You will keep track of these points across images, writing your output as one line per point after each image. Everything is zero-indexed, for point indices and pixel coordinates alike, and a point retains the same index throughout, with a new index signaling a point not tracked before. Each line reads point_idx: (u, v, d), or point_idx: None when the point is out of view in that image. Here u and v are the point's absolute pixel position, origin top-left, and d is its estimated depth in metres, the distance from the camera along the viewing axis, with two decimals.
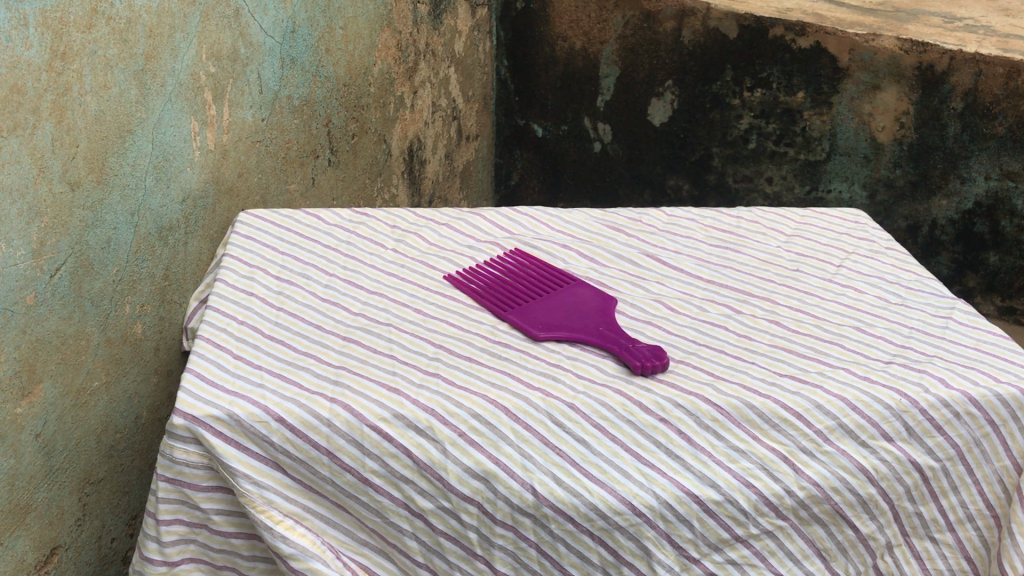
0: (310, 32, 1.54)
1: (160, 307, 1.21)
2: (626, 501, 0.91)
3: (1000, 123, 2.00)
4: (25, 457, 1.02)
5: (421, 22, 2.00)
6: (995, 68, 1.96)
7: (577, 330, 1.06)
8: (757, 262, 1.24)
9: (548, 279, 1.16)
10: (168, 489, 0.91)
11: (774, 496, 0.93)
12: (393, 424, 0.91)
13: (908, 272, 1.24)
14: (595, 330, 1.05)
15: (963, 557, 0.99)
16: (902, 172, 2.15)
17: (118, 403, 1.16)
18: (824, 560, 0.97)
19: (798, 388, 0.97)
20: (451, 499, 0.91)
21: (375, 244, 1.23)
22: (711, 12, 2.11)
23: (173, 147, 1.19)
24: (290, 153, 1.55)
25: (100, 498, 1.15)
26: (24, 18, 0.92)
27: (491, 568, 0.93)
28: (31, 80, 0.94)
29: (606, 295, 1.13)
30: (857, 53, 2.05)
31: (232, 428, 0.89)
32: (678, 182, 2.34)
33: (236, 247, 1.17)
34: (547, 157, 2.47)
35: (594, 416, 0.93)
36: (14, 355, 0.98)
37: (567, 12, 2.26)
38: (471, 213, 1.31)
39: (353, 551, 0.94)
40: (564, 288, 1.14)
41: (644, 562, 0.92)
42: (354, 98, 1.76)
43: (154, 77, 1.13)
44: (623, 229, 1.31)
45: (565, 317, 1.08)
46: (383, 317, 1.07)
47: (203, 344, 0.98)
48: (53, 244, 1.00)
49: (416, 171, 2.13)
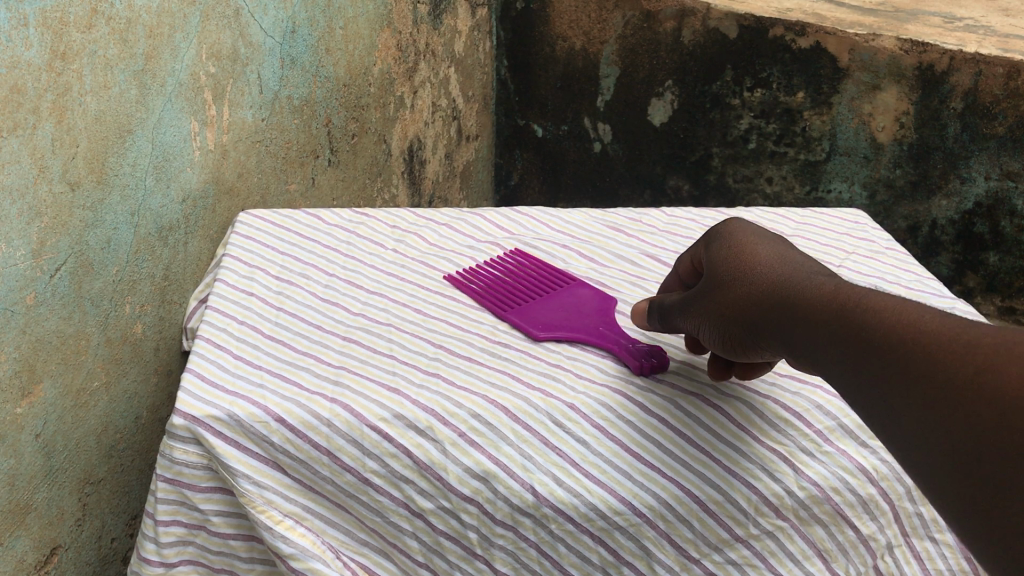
0: (310, 32, 1.54)
1: (160, 308, 1.21)
2: (626, 501, 0.91)
3: (1000, 123, 2.00)
4: (26, 457, 1.01)
5: (421, 22, 2.00)
6: (995, 68, 1.95)
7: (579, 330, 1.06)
8: None
9: (550, 278, 1.16)
10: (167, 489, 0.90)
11: (774, 496, 0.92)
12: (393, 423, 0.91)
13: (907, 273, 1.24)
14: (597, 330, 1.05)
15: (963, 558, 0.97)
16: (902, 172, 2.16)
17: (118, 403, 1.16)
18: (824, 560, 0.95)
19: (798, 388, 0.98)
20: (451, 499, 0.91)
21: (375, 244, 1.23)
22: (711, 12, 2.09)
23: (173, 147, 1.19)
24: (291, 154, 1.55)
25: (99, 498, 1.15)
26: (24, 18, 0.91)
27: (491, 568, 0.93)
28: (31, 80, 0.93)
29: (606, 295, 1.13)
30: (857, 53, 2.04)
31: (232, 428, 0.89)
32: (678, 182, 2.36)
33: (236, 247, 1.17)
34: (547, 157, 2.49)
35: (594, 416, 0.94)
36: (14, 355, 0.97)
37: (567, 12, 2.24)
38: (471, 214, 1.33)
39: (353, 551, 0.94)
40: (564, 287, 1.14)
41: (644, 562, 0.93)
42: (354, 98, 1.76)
43: (154, 77, 1.13)
44: (623, 229, 1.31)
45: (565, 316, 1.08)
46: (382, 317, 1.07)
47: (203, 344, 0.98)
48: (53, 244, 1.00)
49: (416, 171, 2.13)
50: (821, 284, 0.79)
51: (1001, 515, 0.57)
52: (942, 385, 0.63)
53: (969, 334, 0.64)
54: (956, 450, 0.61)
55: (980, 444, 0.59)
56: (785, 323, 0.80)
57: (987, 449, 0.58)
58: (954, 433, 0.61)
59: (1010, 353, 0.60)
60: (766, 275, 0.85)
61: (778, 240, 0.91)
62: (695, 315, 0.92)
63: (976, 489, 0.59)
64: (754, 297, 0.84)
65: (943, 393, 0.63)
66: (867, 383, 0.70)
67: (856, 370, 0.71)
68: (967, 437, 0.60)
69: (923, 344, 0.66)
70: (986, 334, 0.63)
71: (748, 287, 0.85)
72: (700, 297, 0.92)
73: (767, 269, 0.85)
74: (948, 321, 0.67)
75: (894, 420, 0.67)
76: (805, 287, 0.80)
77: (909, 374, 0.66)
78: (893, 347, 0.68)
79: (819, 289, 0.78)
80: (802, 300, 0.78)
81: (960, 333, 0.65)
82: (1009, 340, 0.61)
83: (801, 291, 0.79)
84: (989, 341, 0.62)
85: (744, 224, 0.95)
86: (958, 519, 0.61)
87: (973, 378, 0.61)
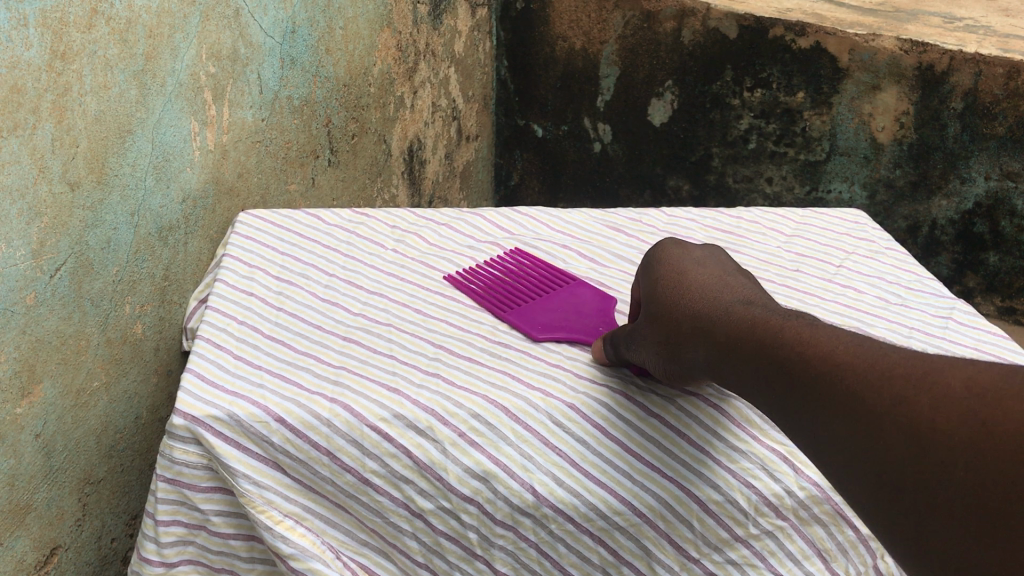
0: (310, 32, 1.54)
1: (160, 308, 1.22)
2: (626, 501, 0.92)
3: (1000, 123, 2.00)
4: (26, 457, 1.01)
5: (421, 22, 2.00)
6: (995, 69, 1.95)
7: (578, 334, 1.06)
8: (757, 262, 1.24)
9: (549, 278, 1.16)
10: (167, 489, 0.90)
11: (774, 496, 0.92)
12: (393, 423, 0.91)
13: (907, 272, 1.24)
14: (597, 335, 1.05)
15: None
16: (902, 172, 2.16)
17: (118, 403, 1.16)
18: (824, 560, 0.95)
19: None
20: (451, 499, 0.91)
21: (375, 244, 1.23)
22: (711, 12, 2.08)
23: (173, 147, 1.19)
24: (290, 154, 1.55)
25: (99, 498, 1.15)
26: (24, 18, 0.91)
27: (491, 568, 0.93)
28: (31, 80, 0.93)
29: (606, 295, 1.13)
30: (857, 53, 2.04)
31: (232, 428, 0.89)
32: (678, 182, 2.36)
33: (236, 247, 1.16)
34: (547, 157, 2.49)
35: (594, 416, 0.94)
36: (14, 355, 0.97)
37: (567, 12, 2.24)
38: (471, 214, 1.33)
39: (353, 551, 0.94)
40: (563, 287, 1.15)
41: (644, 562, 0.93)
42: (354, 98, 1.76)
43: (154, 77, 1.13)
44: (623, 230, 1.31)
45: (565, 318, 1.08)
46: (383, 317, 1.07)
47: (203, 344, 0.98)
48: (53, 244, 1.00)
49: (416, 171, 2.13)
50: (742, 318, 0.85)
51: (927, 538, 0.63)
52: (863, 416, 0.68)
53: (882, 366, 0.70)
54: (880, 477, 0.66)
55: (903, 473, 0.64)
56: (713, 356, 0.85)
57: (912, 479, 0.64)
58: (878, 463, 0.66)
59: (924, 386, 0.66)
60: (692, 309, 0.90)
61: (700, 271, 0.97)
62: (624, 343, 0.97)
63: (902, 514, 0.65)
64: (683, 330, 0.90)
65: (865, 424, 0.68)
66: (794, 415, 0.75)
67: (783, 402, 0.76)
68: (891, 465, 0.65)
69: (840, 378, 0.71)
70: (898, 366, 0.69)
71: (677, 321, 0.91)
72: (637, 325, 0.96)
73: (695, 303, 0.91)
74: (862, 352, 0.72)
75: (820, 449, 0.72)
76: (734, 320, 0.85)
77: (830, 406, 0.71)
78: (813, 380, 0.73)
79: (741, 324, 0.84)
80: (728, 334, 0.84)
81: (874, 365, 0.70)
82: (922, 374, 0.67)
83: (730, 324, 0.85)
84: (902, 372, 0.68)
85: (669, 257, 1.01)
86: (889, 538, 0.67)
87: (892, 409, 0.66)
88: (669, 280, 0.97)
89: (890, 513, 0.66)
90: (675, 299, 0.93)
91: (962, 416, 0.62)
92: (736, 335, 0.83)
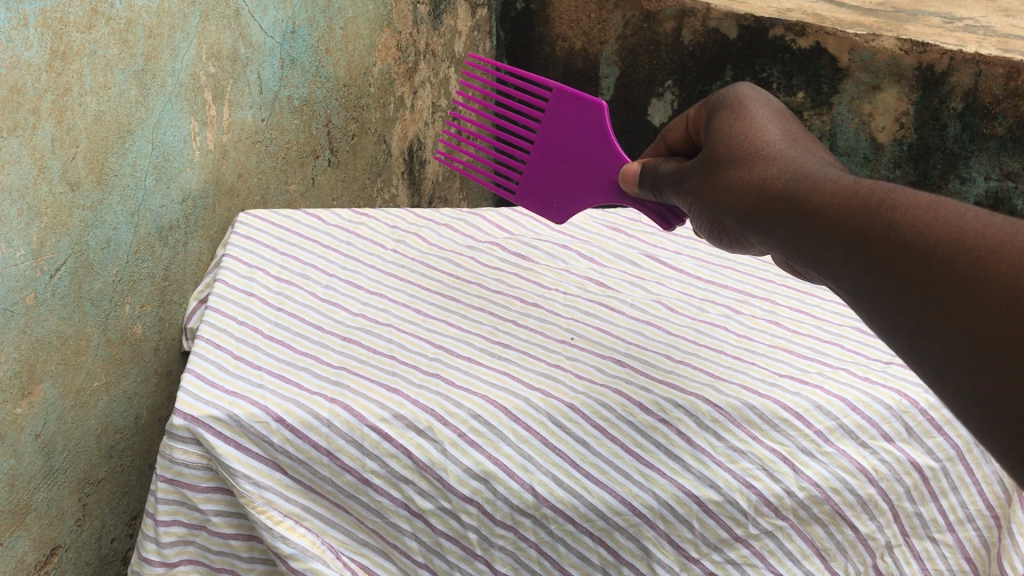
0: (310, 32, 1.54)
1: (160, 308, 1.22)
2: (626, 501, 0.91)
3: (1000, 123, 1.97)
4: (26, 457, 1.01)
5: (421, 22, 1.99)
6: (995, 69, 1.91)
7: (588, 190, 1.15)
8: (757, 263, 1.29)
9: (550, 102, 1.18)
10: (167, 489, 0.90)
11: (773, 496, 0.92)
12: (393, 423, 0.91)
13: None
14: (611, 186, 1.13)
15: (963, 558, 0.99)
16: (902, 172, 2.17)
17: (118, 403, 1.16)
18: (823, 560, 0.95)
19: (798, 388, 0.97)
20: (451, 499, 0.91)
21: (375, 244, 1.23)
22: (711, 12, 2.08)
23: (173, 148, 1.19)
24: (290, 154, 1.55)
25: (99, 498, 1.15)
26: (24, 18, 0.90)
27: (491, 568, 0.93)
28: (31, 80, 0.93)
29: (582, 107, 1.15)
30: (857, 53, 2.03)
31: (232, 428, 0.89)
32: None
33: (236, 247, 1.15)
34: None
35: (594, 416, 0.94)
36: (14, 355, 0.97)
37: (567, 12, 2.23)
38: (471, 214, 1.35)
39: (353, 551, 0.94)
40: (566, 111, 1.16)
41: (644, 562, 0.93)
42: (354, 98, 1.76)
43: (154, 77, 1.13)
44: (623, 230, 1.35)
45: (579, 164, 1.16)
46: (382, 317, 1.08)
47: (202, 344, 0.98)
48: (53, 244, 1.00)
49: (416, 171, 2.13)
50: (796, 170, 0.80)
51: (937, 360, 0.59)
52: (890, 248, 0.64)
53: (930, 204, 0.64)
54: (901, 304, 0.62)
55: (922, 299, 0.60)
56: (754, 205, 0.82)
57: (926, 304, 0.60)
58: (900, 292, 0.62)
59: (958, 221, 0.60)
60: (741, 164, 0.86)
61: (764, 121, 0.90)
62: (693, 209, 0.96)
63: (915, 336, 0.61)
64: (736, 192, 0.85)
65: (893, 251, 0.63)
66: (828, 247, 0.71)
67: (822, 247, 0.71)
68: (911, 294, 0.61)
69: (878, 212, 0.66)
70: (951, 206, 0.62)
71: (731, 183, 0.86)
72: (693, 183, 0.94)
73: (744, 155, 0.87)
74: (897, 193, 0.67)
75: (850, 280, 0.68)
76: (783, 171, 0.81)
77: (872, 249, 0.66)
78: (852, 216, 0.68)
79: (787, 177, 0.79)
80: (781, 188, 0.79)
81: (929, 204, 0.63)
82: (979, 214, 0.60)
83: (777, 174, 0.81)
84: (954, 213, 0.61)
85: (730, 108, 0.95)
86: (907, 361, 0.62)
87: (924, 248, 0.61)
88: (723, 134, 0.91)
89: (919, 364, 0.61)
90: (723, 153, 0.89)
91: (992, 260, 0.56)
92: (788, 188, 0.78)
